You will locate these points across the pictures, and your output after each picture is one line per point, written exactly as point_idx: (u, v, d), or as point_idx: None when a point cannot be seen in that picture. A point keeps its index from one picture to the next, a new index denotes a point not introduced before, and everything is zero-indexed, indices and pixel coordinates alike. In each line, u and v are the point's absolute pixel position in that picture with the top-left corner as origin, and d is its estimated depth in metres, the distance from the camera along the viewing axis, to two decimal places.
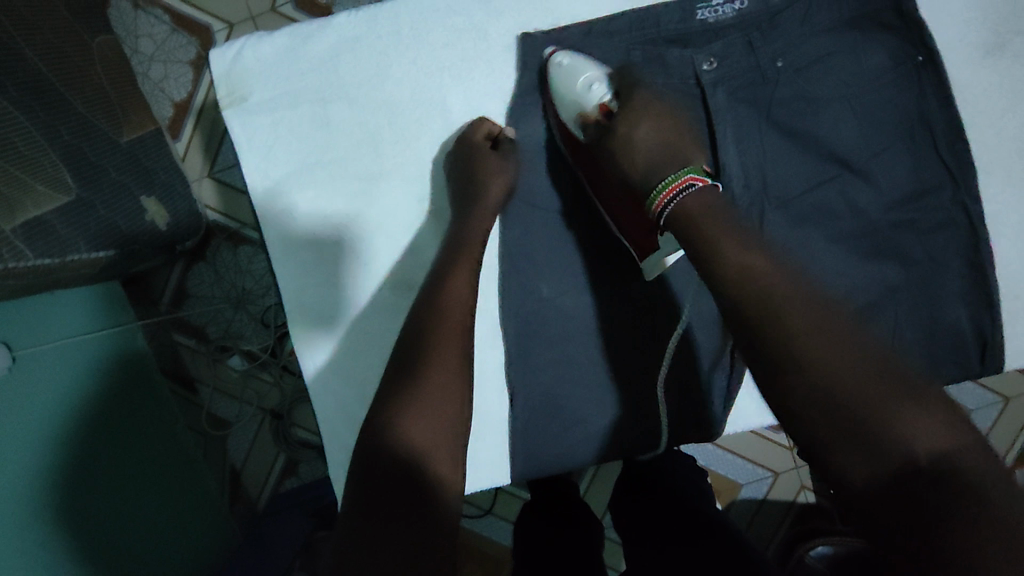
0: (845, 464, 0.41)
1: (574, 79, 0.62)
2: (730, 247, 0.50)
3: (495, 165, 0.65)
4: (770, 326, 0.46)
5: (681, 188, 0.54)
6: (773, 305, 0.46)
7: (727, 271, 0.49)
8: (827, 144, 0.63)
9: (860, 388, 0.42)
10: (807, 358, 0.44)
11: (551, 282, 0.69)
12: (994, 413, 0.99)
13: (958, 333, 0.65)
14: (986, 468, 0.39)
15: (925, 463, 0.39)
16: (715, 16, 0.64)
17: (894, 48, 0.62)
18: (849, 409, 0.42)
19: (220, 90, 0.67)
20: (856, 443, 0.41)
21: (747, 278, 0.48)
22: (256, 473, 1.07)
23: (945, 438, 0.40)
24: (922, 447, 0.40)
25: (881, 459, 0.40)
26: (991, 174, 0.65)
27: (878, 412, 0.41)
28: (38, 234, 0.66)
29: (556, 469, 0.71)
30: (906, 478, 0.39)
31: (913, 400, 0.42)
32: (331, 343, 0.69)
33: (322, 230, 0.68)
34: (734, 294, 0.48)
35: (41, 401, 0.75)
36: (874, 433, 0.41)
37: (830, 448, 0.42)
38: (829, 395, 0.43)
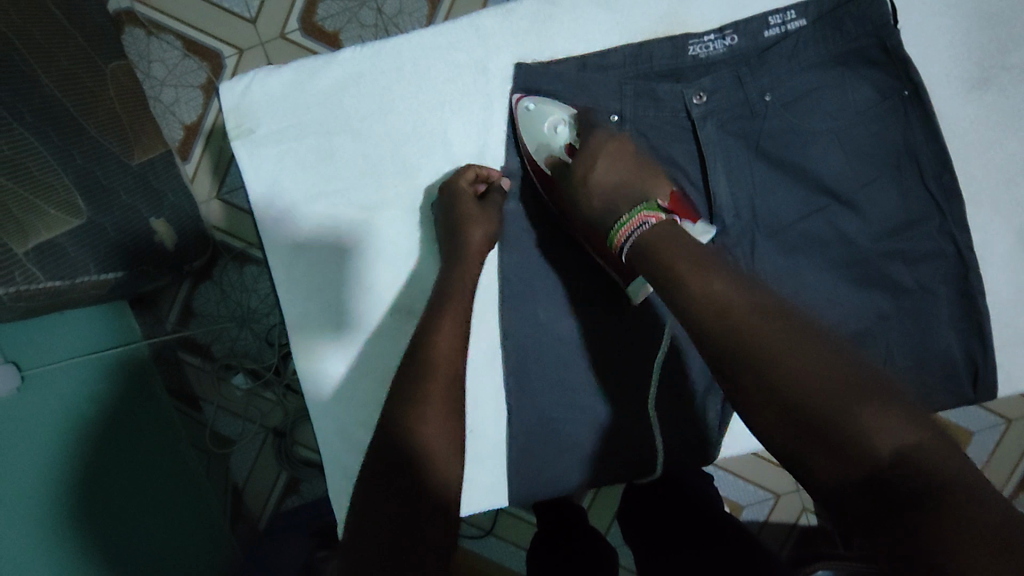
0: (816, 463, 0.42)
1: (539, 125, 0.67)
2: (709, 279, 0.51)
3: (474, 213, 0.67)
4: (736, 351, 0.47)
5: (634, 227, 0.57)
6: (742, 328, 0.47)
7: (704, 303, 0.50)
8: (816, 175, 0.64)
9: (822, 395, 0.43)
10: (770, 377, 0.45)
11: (547, 307, 0.71)
12: (995, 437, 0.99)
13: (950, 359, 0.66)
14: (948, 462, 0.39)
15: (889, 464, 0.39)
16: (706, 51, 0.65)
17: (881, 83, 0.63)
18: (813, 413, 0.43)
19: (228, 121, 0.69)
20: (822, 449, 0.42)
21: (719, 305, 0.49)
22: (257, 492, 1.09)
23: (909, 435, 0.40)
24: (885, 447, 0.40)
25: (845, 453, 0.41)
26: (979, 203, 0.67)
27: (841, 412, 0.42)
28: (50, 256, 0.69)
29: (554, 492, 0.72)
30: (874, 469, 0.40)
31: (879, 402, 0.42)
32: (330, 366, 0.70)
33: (326, 254, 0.70)
34: (717, 324, 0.48)
35: (51, 414, 0.77)
36: (837, 430, 0.42)
37: (804, 452, 0.43)
38: (791, 403, 0.44)
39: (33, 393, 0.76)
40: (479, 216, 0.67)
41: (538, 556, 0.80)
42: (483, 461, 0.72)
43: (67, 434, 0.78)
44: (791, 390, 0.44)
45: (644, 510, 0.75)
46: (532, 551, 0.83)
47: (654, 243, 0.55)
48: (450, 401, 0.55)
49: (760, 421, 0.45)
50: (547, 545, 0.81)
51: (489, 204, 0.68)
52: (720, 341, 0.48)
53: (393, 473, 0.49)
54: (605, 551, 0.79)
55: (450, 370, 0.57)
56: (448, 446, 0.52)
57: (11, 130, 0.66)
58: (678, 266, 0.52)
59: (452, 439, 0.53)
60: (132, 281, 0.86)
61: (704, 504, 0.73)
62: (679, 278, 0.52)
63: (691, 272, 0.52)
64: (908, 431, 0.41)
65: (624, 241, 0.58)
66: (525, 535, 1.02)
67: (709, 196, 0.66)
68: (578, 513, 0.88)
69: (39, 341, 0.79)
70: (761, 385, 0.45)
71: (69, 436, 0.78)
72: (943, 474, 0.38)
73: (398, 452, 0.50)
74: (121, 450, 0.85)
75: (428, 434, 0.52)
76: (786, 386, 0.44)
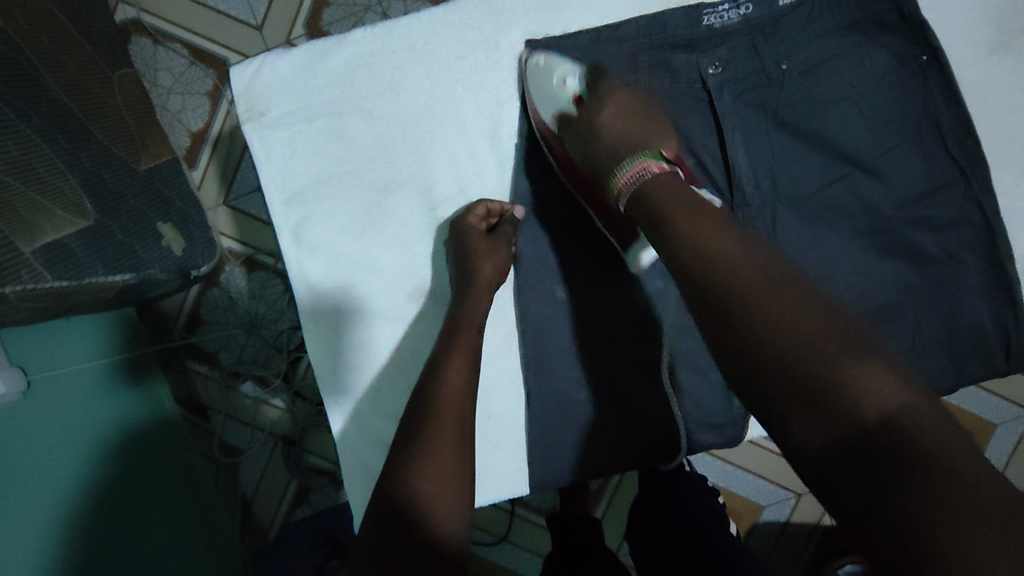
0: (800, 432, 0.39)
1: (548, 79, 0.66)
2: (701, 233, 0.49)
3: (481, 239, 0.65)
4: (723, 306, 0.44)
5: (634, 174, 0.56)
6: (736, 285, 0.45)
7: (693, 261, 0.47)
8: (836, 143, 0.64)
9: (801, 342, 0.41)
10: (747, 313, 0.43)
11: (563, 283, 0.69)
12: (1019, 429, 0.96)
13: (980, 330, 0.64)
14: (935, 432, 0.36)
15: (875, 429, 0.37)
16: (720, 21, 0.65)
17: (898, 49, 0.63)
18: (792, 364, 0.40)
19: (239, 106, 0.69)
20: (804, 407, 0.39)
21: (715, 265, 0.46)
22: (267, 501, 1.06)
23: (899, 397, 0.38)
24: (873, 410, 0.38)
25: (830, 423, 0.38)
26: (1003, 169, 0.66)
27: (826, 369, 0.40)
28: (57, 258, 0.66)
29: (575, 479, 0.70)
30: (856, 443, 0.37)
31: (864, 360, 0.40)
32: (350, 368, 0.69)
33: (338, 241, 0.69)
34: (723, 257, 0.47)
35: (54, 421, 0.75)
36: (821, 392, 0.39)
37: (787, 417, 0.40)
38: (775, 352, 0.41)
39: (38, 402, 0.74)
40: (487, 248, 0.65)
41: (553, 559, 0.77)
42: (503, 449, 0.71)
43: (74, 443, 0.76)
44: (781, 345, 0.41)
45: (661, 511, 0.73)
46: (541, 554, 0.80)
47: (651, 204, 0.53)
48: (461, 400, 0.54)
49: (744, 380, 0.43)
50: (561, 551, 0.78)
51: (504, 234, 0.67)
52: (714, 300, 0.45)
53: (400, 472, 0.49)
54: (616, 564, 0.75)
55: (461, 367, 0.57)
56: (459, 438, 0.52)
57: (19, 133, 0.66)
58: (678, 225, 0.50)
59: (465, 435, 0.53)
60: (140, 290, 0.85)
61: (717, 532, 0.69)
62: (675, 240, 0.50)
63: (693, 231, 0.49)
64: (895, 392, 0.38)
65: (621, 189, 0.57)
66: (540, 543, 0.99)
67: (729, 167, 0.65)
68: (582, 518, 0.84)
69: (41, 348, 0.78)
70: (745, 338, 0.43)
71: (68, 441, 0.76)
72: (933, 445, 0.36)
73: (409, 450, 0.50)
74: (129, 457, 0.83)
75: (441, 433, 0.51)
76: (778, 342, 0.41)
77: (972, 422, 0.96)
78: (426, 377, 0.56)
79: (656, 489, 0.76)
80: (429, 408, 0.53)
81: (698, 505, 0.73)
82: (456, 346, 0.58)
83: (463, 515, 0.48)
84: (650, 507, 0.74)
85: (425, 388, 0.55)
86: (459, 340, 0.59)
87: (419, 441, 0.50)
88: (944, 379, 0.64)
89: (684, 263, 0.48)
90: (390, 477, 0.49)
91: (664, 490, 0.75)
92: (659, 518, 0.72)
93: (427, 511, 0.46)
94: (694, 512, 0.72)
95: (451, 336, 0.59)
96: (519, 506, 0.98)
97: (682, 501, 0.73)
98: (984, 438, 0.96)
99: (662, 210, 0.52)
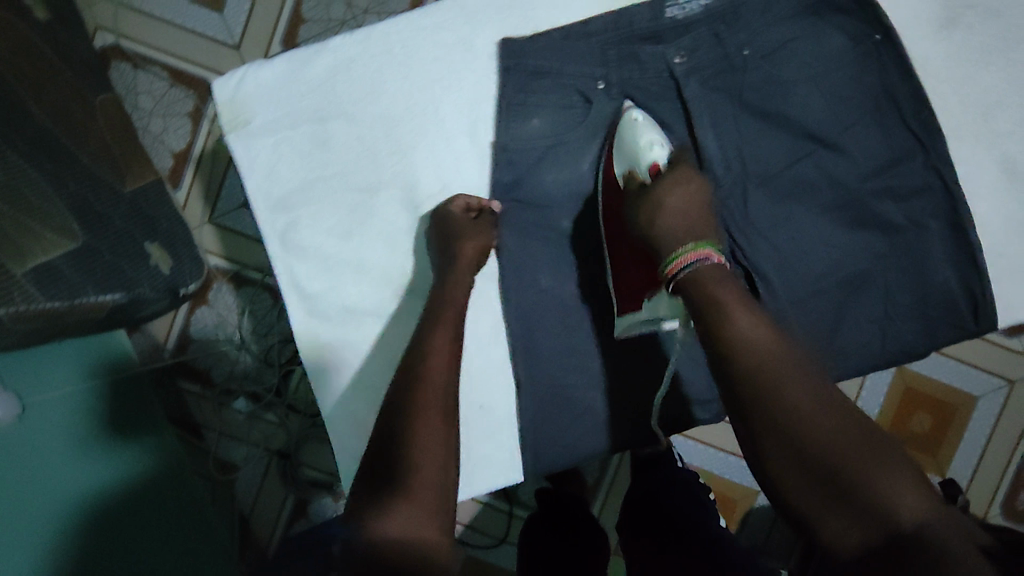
0: (836, 530, 0.42)
1: (636, 139, 0.66)
2: (737, 315, 0.51)
3: (468, 229, 0.67)
4: (760, 395, 0.46)
5: (694, 261, 0.55)
6: (773, 380, 0.47)
7: (735, 350, 0.49)
8: (800, 122, 0.67)
9: (833, 441, 0.43)
10: (786, 405, 0.45)
11: (548, 272, 0.71)
12: (1000, 399, 0.99)
13: (949, 295, 0.66)
14: (960, 537, 0.39)
15: (913, 537, 0.39)
16: (683, 13, 0.68)
17: (852, 30, 0.67)
18: (828, 461, 0.43)
19: (223, 115, 0.71)
20: (837, 503, 0.42)
21: (747, 358, 0.48)
22: (266, 517, 1.05)
23: (927, 504, 0.41)
24: (906, 514, 0.40)
25: (867, 523, 0.41)
26: (960, 140, 0.69)
27: (859, 467, 0.42)
28: (48, 279, 0.67)
29: (569, 464, 0.71)
30: (891, 543, 0.40)
31: (893, 465, 0.42)
32: (342, 367, 0.70)
33: (328, 245, 0.71)
34: (750, 337, 0.49)
35: (44, 446, 0.76)
36: (856, 492, 0.42)
37: (821, 514, 0.42)
38: (808, 447, 0.43)
39: (31, 427, 0.76)
40: (471, 231, 0.67)
41: (544, 537, 0.79)
42: (498, 438, 0.72)
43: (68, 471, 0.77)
44: (817, 444, 0.43)
45: (647, 497, 0.74)
46: (527, 532, 0.82)
47: (699, 286, 0.53)
48: (446, 388, 0.56)
49: (776, 476, 0.44)
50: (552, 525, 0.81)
51: (485, 224, 0.68)
52: (748, 392, 0.47)
53: (395, 456, 0.50)
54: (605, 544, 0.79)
55: (450, 356, 0.58)
56: (448, 425, 0.53)
57: (4, 159, 0.68)
58: (720, 304, 0.51)
59: (451, 421, 0.54)
60: (130, 312, 0.85)
61: (702, 523, 0.69)
62: (714, 316, 0.51)
63: (731, 313, 0.51)
64: (924, 499, 0.41)
65: (676, 270, 0.55)
66: None
67: (699, 149, 0.68)
68: (574, 500, 0.86)
69: (37, 371, 0.79)
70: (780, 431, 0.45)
71: (61, 464, 0.77)
72: (961, 544, 0.39)
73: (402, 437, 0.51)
74: (134, 484, 0.83)
75: (433, 419, 0.53)
76: (817, 445, 0.43)
77: (952, 394, 0.99)
78: (414, 366, 0.57)
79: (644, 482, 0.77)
80: (420, 395, 0.54)
81: (684, 494, 0.74)
82: (445, 336, 0.60)
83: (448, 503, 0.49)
84: (636, 497, 0.76)
85: (414, 376, 0.56)
86: (447, 332, 0.61)
87: (413, 432, 0.52)
88: (916, 344, 0.67)
89: (721, 351, 0.49)
90: (388, 463, 0.50)
91: (658, 478, 0.77)
92: (648, 502, 0.73)
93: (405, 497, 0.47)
94: (678, 499, 0.73)
95: (439, 327, 0.61)
96: (516, 505, 0.99)
97: (674, 489, 0.74)
98: (966, 408, 0.99)
99: (707, 292, 0.53)
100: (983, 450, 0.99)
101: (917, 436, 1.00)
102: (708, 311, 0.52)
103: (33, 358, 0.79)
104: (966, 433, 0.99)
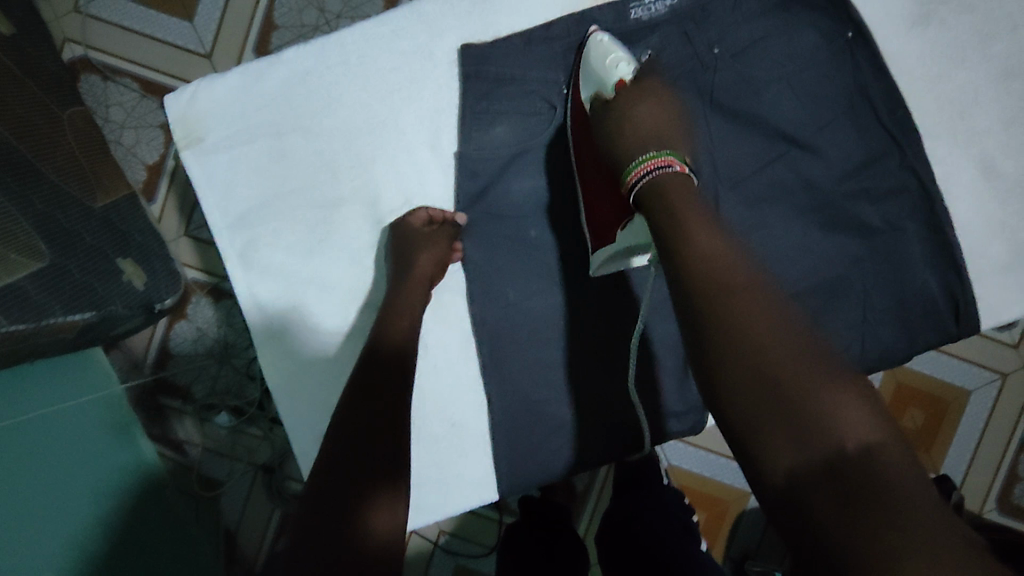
0: (772, 449, 0.38)
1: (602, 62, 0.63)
2: (698, 230, 0.48)
3: (422, 240, 0.65)
4: (713, 303, 0.43)
5: (657, 167, 0.54)
6: (726, 289, 0.44)
7: (693, 260, 0.46)
8: (772, 124, 0.65)
9: (783, 358, 0.41)
10: (738, 317, 0.42)
11: (519, 284, 0.69)
12: (993, 394, 0.97)
13: (930, 297, 0.64)
14: (904, 467, 0.36)
15: (856, 457, 0.36)
16: (649, 14, 0.66)
17: (824, 27, 0.65)
18: (772, 376, 0.40)
19: (176, 132, 0.68)
20: (777, 421, 0.39)
21: (704, 269, 0.45)
22: (251, 533, 1.03)
23: (874, 429, 0.38)
24: (850, 436, 0.37)
25: (809, 444, 0.37)
26: (937, 137, 0.67)
27: (807, 390, 0.39)
28: (13, 301, 0.64)
29: (546, 480, 0.69)
30: (831, 464, 0.36)
31: (847, 390, 0.39)
32: (309, 387, 0.68)
33: (289, 262, 0.68)
34: (710, 253, 0.46)
35: (37, 463, 0.73)
36: (801, 411, 0.38)
37: (762, 433, 0.39)
38: (755, 359, 0.41)
39: (22, 443, 0.73)
40: (432, 244, 0.65)
41: (524, 541, 0.78)
42: (473, 455, 0.70)
43: (70, 502, 0.76)
44: (765, 356, 0.40)
45: (626, 518, 0.72)
46: (507, 538, 0.80)
47: (659, 197, 0.52)
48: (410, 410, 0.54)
49: (721, 389, 0.41)
50: (532, 532, 0.79)
51: (446, 237, 0.67)
52: (699, 301, 0.44)
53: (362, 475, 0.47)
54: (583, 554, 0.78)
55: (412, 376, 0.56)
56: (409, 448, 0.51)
57: None
58: (681, 217, 0.49)
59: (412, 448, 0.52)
60: (103, 329, 0.82)
61: (681, 551, 0.66)
62: (676, 228, 0.48)
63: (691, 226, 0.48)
64: (875, 426, 0.38)
65: (636, 178, 0.54)
66: None
67: None
68: (558, 509, 0.84)
69: (23, 386, 0.75)
70: (729, 340, 0.42)
71: (53, 484, 0.74)
72: (904, 472, 0.36)
73: None
74: (110, 502, 0.81)
75: (402, 446, 0.51)
76: (771, 362, 0.40)
77: (943, 390, 0.97)
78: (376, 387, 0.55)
79: (624, 503, 0.74)
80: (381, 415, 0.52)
81: (665, 517, 0.71)
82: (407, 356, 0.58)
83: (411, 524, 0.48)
84: (615, 519, 0.73)
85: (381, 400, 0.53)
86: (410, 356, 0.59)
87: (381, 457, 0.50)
88: (898, 347, 0.65)
89: (679, 261, 0.47)
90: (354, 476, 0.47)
91: (640, 500, 0.74)
92: (625, 527, 0.71)
93: (372, 511, 0.45)
94: (658, 524, 0.70)
95: (401, 345, 0.59)
96: (505, 513, 0.97)
97: (650, 513, 0.72)
98: (958, 404, 0.97)
99: (668, 206, 0.50)
100: (976, 447, 0.97)
101: (909, 432, 0.98)
102: (667, 224, 0.49)
103: (21, 372, 0.76)
104: (958, 430, 0.97)
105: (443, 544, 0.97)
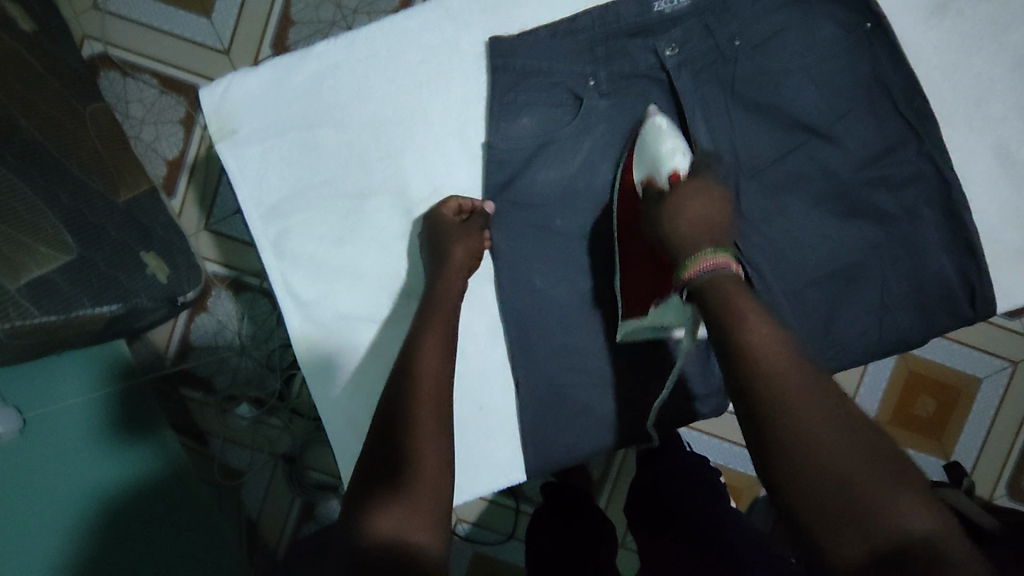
0: (835, 545, 0.38)
1: (657, 147, 0.64)
2: (748, 316, 0.47)
3: (457, 230, 0.67)
4: (768, 400, 0.42)
5: (714, 266, 0.51)
6: (779, 385, 0.43)
7: (748, 353, 0.45)
8: (792, 114, 0.67)
9: (844, 454, 0.40)
10: (795, 414, 0.41)
11: (544, 273, 0.70)
12: (1005, 379, 0.98)
13: (946, 281, 0.66)
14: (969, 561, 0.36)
15: (918, 551, 0.36)
16: (670, 7, 0.67)
17: (842, 18, 0.66)
18: (834, 475, 0.39)
19: (211, 126, 0.70)
20: (840, 518, 0.38)
21: (759, 362, 0.44)
22: (273, 521, 1.05)
23: (937, 524, 0.37)
24: (914, 531, 0.37)
25: (871, 539, 0.37)
26: (953, 126, 0.69)
27: (870, 486, 0.38)
28: (44, 294, 0.66)
29: (570, 463, 0.71)
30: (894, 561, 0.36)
31: (911, 485, 0.38)
32: (339, 374, 0.70)
33: (320, 252, 0.70)
34: (762, 348, 0.45)
35: (48, 458, 0.74)
36: (863, 507, 0.38)
37: (825, 530, 0.38)
38: (814, 457, 0.40)
39: (34, 440, 0.73)
40: (459, 234, 0.67)
41: (548, 524, 0.80)
42: (499, 438, 0.72)
43: (80, 491, 0.75)
44: (826, 455, 0.39)
45: (649, 488, 0.74)
46: (534, 524, 0.83)
47: (713, 289, 0.49)
48: (439, 391, 0.56)
49: (782, 486, 0.41)
50: (556, 515, 0.81)
51: (476, 226, 0.68)
52: (752, 397, 0.43)
53: (390, 480, 0.49)
54: (608, 528, 0.80)
55: (440, 360, 0.58)
56: (439, 432, 0.53)
57: None
58: (731, 305, 0.48)
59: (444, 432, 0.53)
60: (127, 322, 0.83)
61: (705, 508, 0.68)
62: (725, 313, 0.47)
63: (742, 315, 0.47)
64: (935, 518, 0.37)
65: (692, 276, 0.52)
66: None
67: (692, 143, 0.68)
68: (579, 491, 0.86)
69: (36, 385, 0.77)
70: (786, 436, 0.41)
71: (65, 479, 0.74)
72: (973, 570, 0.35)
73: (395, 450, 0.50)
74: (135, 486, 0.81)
75: (418, 432, 0.52)
76: (826, 454, 0.40)
77: (956, 378, 0.98)
78: (407, 375, 0.56)
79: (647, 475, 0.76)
80: (408, 402, 0.54)
81: (688, 482, 0.73)
82: (434, 340, 0.60)
83: (437, 508, 0.49)
84: (640, 490, 0.76)
85: (413, 385, 0.55)
86: (441, 339, 0.60)
87: (411, 442, 0.51)
88: (914, 332, 0.67)
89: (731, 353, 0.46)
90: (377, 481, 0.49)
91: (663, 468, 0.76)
92: (650, 495, 0.73)
93: (383, 512, 0.47)
94: (682, 486, 0.72)
95: (428, 331, 0.61)
96: (522, 501, 0.99)
97: (675, 481, 0.73)
98: (970, 391, 0.98)
99: (715, 295, 0.49)
100: (987, 432, 0.99)
101: (922, 419, 0.99)
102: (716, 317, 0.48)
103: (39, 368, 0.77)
104: (971, 415, 0.99)
105: (463, 532, 0.99)
